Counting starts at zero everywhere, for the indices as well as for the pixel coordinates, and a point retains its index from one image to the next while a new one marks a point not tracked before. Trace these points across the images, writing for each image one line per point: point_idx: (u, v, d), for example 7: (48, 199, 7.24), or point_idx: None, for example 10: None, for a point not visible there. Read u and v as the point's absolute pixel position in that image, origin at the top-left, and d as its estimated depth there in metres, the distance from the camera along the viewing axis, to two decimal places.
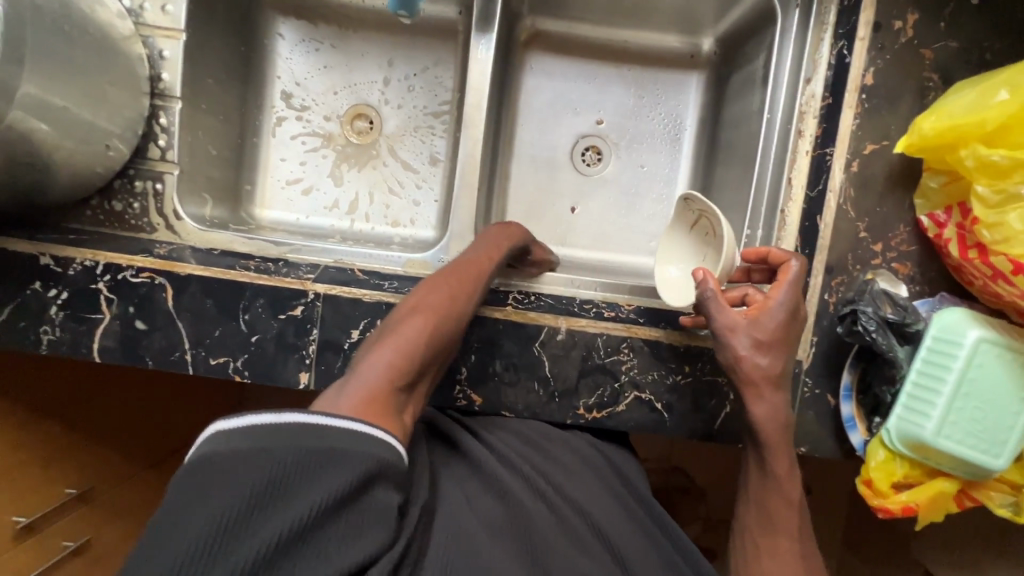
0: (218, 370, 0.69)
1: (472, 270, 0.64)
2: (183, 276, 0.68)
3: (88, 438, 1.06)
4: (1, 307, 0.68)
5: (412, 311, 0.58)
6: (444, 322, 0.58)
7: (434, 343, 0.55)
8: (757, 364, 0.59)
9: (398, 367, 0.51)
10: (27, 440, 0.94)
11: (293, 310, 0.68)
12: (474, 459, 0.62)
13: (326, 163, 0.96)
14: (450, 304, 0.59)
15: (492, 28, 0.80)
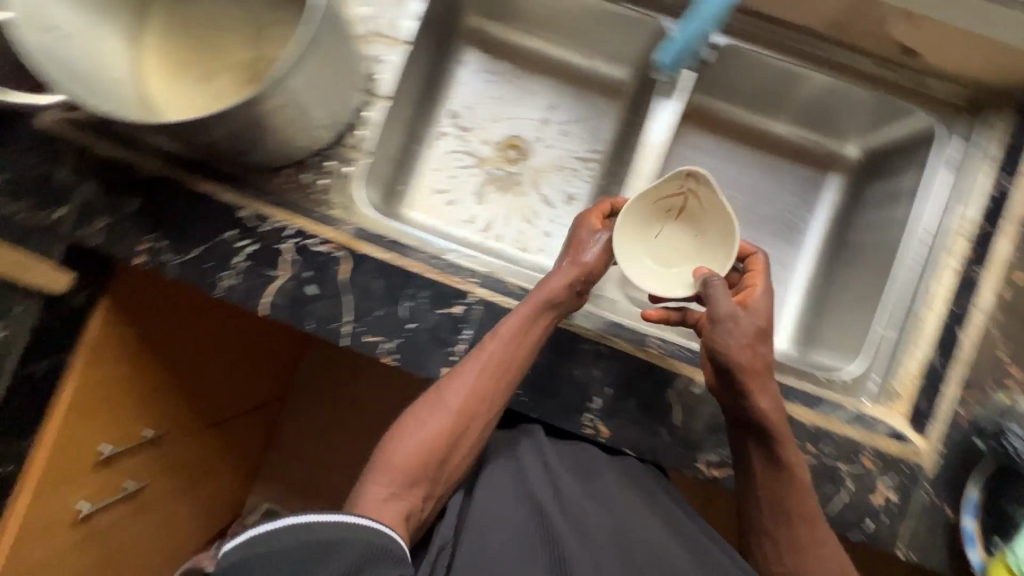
0: (369, 347, 0.72)
1: (466, 359, 0.70)
2: (363, 254, 0.73)
3: (174, 383, 1.10)
4: (193, 246, 0.73)
5: (420, 414, 0.70)
6: (428, 429, 0.68)
7: (420, 451, 0.67)
8: (756, 352, 0.66)
9: (394, 477, 0.66)
10: (135, 373, 0.98)
11: (453, 308, 0.73)
12: (507, 466, 0.73)
13: (473, 181, 1.02)
14: (438, 409, 0.69)
15: (675, 95, 0.84)
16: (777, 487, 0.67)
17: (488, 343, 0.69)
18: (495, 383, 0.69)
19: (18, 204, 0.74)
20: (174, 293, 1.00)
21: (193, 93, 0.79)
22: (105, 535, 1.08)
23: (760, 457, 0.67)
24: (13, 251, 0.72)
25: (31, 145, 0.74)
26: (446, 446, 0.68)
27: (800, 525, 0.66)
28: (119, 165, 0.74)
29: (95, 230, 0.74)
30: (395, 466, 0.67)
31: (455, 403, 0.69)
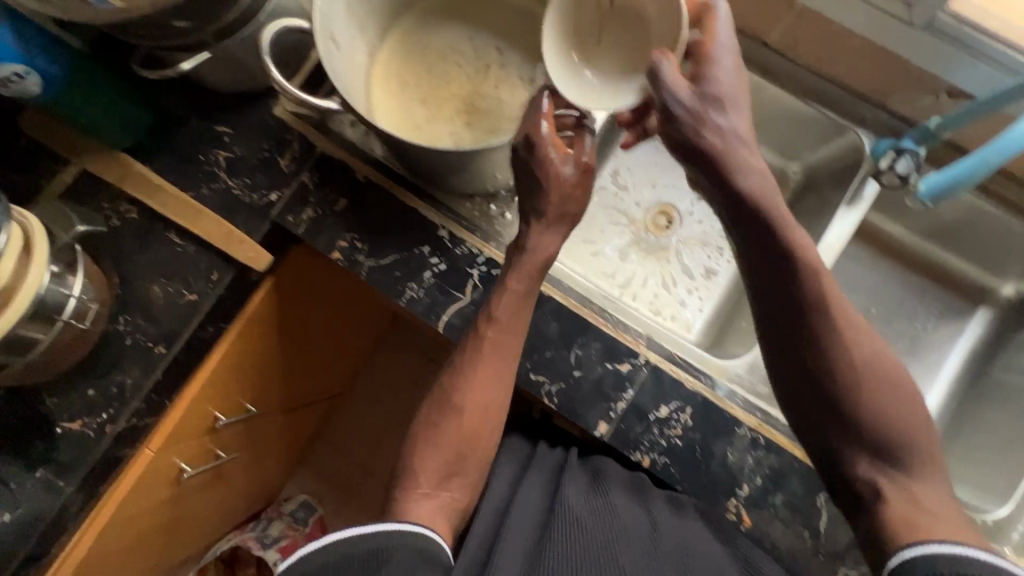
0: (534, 386, 0.74)
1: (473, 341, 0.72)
2: (545, 294, 0.76)
3: (278, 360, 1.12)
4: (388, 253, 0.77)
5: (433, 415, 0.71)
6: (451, 415, 0.70)
7: (447, 437, 0.69)
8: (716, 119, 0.61)
9: (429, 474, 0.67)
10: (260, 347, 1.01)
11: (621, 365, 0.74)
12: (531, 479, 0.75)
13: (621, 238, 1.06)
14: (458, 395, 0.71)
15: (856, 202, 0.83)
16: (790, 279, 0.61)
17: (488, 328, 0.70)
18: (496, 367, 0.70)
19: (239, 180, 0.79)
20: (315, 277, 1.03)
21: (405, 102, 0.83)
22: (178, 503, 1.07)
23: (750, 248, 0.62)
24: (228, 224, 0.77)
25: (264, 129, 0.80)
26: (467, 439, 0.69)
27: (819, 316, 0.60)
28: (337, 163, 0.79)
29: (302, 218, 0.78)
30: (422, 469, 0.68)
31: (463, 396, 0.70)
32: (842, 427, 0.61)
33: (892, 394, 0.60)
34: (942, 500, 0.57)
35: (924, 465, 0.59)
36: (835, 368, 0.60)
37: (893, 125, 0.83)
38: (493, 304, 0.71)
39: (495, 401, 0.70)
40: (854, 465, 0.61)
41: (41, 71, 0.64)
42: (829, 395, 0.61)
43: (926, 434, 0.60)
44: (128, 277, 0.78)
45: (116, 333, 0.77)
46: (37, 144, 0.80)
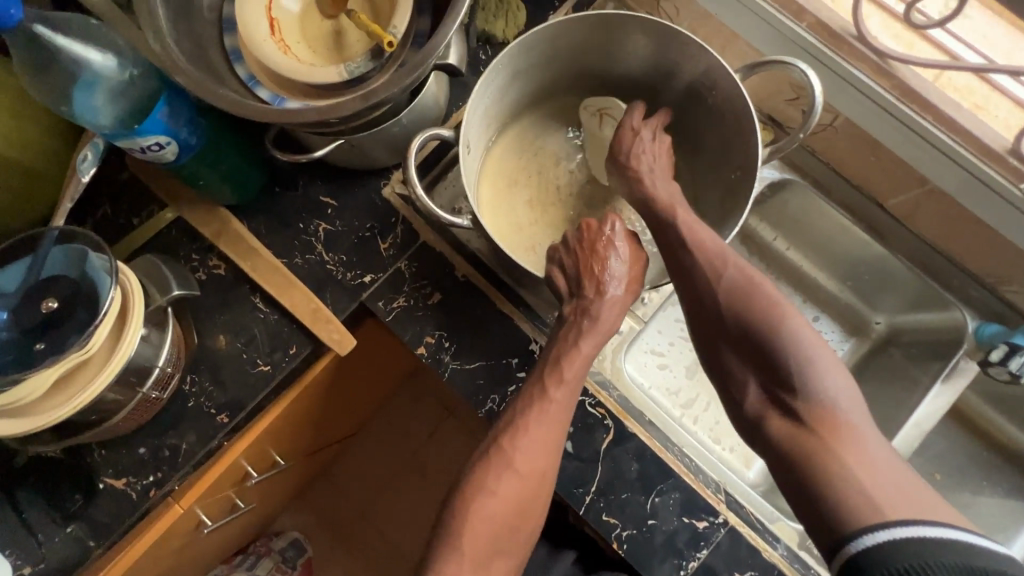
0: (604, 528, 0.70)
1: (522, 402, 0.57)
2: (628, 431, 0.73)
3: (308, 413, 1.00)
4: (475, 359, 0.74)
5: (480, 477, 0.54)
6: (491, 483, 0.53)
7: (485, 510, 0.52)
8: (622, 148, 0.72)
9: (466, 562, 0.51)
10: (306, 409, 0.96)
11: (698, 521, 0.71)
12: None
13: (690, 355, 1.02)
14: (502, 460, 0.54)
15: (946, 376, 0.81)
16: (661, 214, 0.66)
17: (553, 389, 0.57)
18: (559, 432, 0.56)
19: (335, 256, 0.77)
20: (380, 329, 0.86)
21: (512, 203, 0.81)
22: (186, 552, 1.00)
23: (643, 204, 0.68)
24: (317, 300, 0.75)
25: (368, 208, 0.78)
26: (518, 516, 0.54)
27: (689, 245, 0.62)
28: (437, 257, 0.77)
29: (392, 306, 0.76)
30: (462, 549, 0.51)
31: (523, 461, 0.54)
32: (729, 350, 0.57)
33: (766, 307, 0.56)
34: (835, 419, 0.50)
35: (807, 372, 0.52)
36: (702, 287, 0.60)
37: (1000, 311, 0.81)
38: (561, 362, 0.58)
39: (545, 465, 0.55)
40: (746, 397, 0.56)
41: (181, 140, 0.60)
42: (711, 319, 0.59)
43: (799, 337, 0.54)
44: (203, 336, 0.75)
45: (181, 393, 0.74)
46: (137, 181, 0.78)
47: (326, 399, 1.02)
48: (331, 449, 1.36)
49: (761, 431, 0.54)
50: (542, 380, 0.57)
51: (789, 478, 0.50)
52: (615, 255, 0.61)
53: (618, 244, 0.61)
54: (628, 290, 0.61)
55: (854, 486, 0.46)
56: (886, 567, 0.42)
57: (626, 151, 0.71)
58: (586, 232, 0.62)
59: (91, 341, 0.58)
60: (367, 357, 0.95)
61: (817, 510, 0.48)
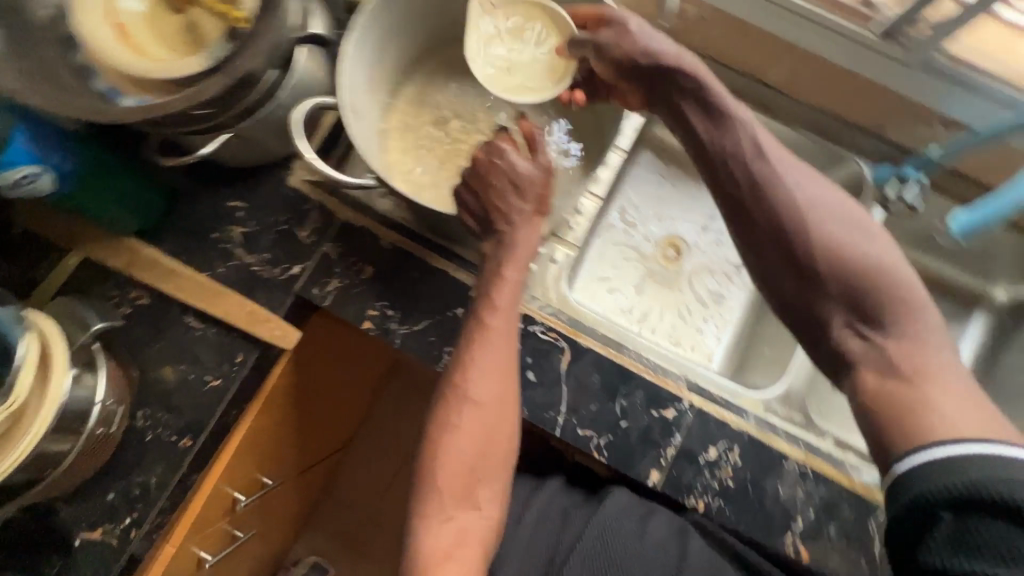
0: (582, 442, 0.73)
1: (467, 339, 0.58)
2: (582, 347, 0.76)
3: (284, 428, 0.99)
4: (422, 319, 0.75)
5: (443, 418, 0.56)
6: (454, 422, 0.55)
7: (453, 447, 0.55)
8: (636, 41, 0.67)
9: (448, 498, 0.54)
10: (279, 423, 0.94)
11: (666, 411, 0.75)
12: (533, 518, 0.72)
13: (633, 273, 1.07)
14: (458, 398, 0.56)
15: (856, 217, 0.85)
16: (729, 127, 0.63)
17: (490, 317, 0.58)
18: (508, 355, 0.57)
19: (258, 256, 0.76)
20: (324, 320, 0.84)
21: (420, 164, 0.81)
22: None
23: (693, 109, 0.65)
24: (251, 303, 0.75)
25: (279, 202, 0.78)
26: (487, 444, 0.56)
27: (764, 168, 0.61)
28: (360, 231, 0.77)
29: (328, 289, 0.76)
30: (441, 486, 0.54)
31: (479, 393, 0.56)
32: (799, 279, 0.60)
33: (846, 236, 0.59)
34: (917, 359, 0.55)
35: (890, 304, 0.57)
36: (781, 211, 0.60)
37: (887, 153, 0.87)
38: (492, 291, 0.59)
39: (502, 390, 0.57)
40: (830, 330, 0.60)
41: (54, 167, 0.59)
42: (783, 244, 0.60)
43: (881, 271, 0.58)
44: (144, 368, 0.74)
45: (135, 429, 0.72)
46: (32, 233, 0.75)
47: (298, 411, 1.00)
48: (323, 463, 1.35)
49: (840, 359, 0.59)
50: (476, 311, 0.57)
51: (873, 416, 0.56)
52: (523, 184, 0.61)
53: (521, 173, 0.61)
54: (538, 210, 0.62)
55: (929, 410, 0.53)
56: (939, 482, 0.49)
57: (638, 51, 0.67)
58: (477, 166, 0.61)
59: (13, 392, 0.56)
60: (326, 356, 0.94)
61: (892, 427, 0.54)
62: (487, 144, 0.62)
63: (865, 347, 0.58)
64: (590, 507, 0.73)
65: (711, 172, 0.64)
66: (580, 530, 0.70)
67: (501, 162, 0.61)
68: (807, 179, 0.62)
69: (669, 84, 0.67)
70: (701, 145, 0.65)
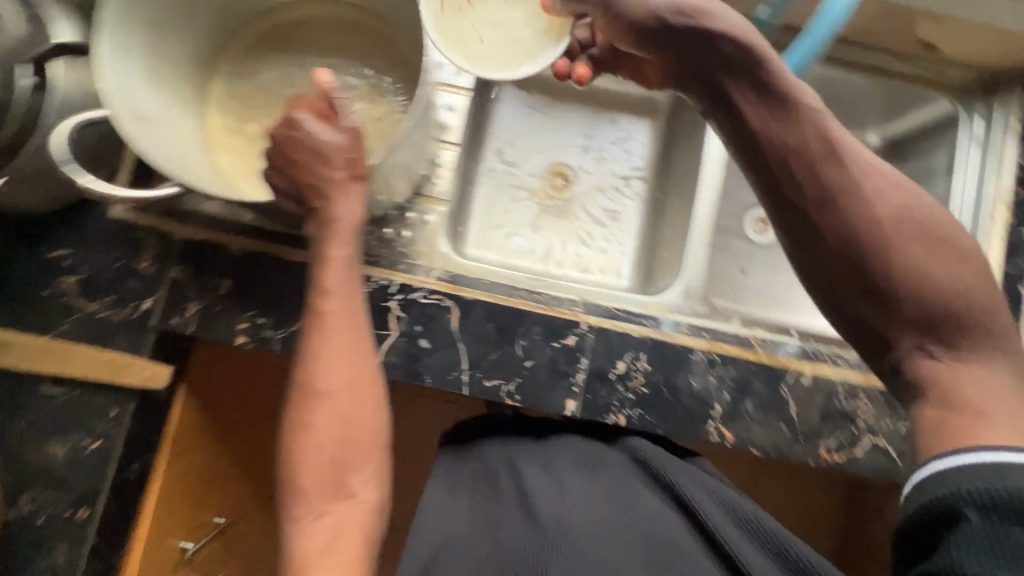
0: (492, 392, 0.72)
1: (308, 331, 0.59)
2: (469, 301, 0.73)
3: (231, 461, 0.96)
4: (296, 317, 0.71)
5: (297, 417, 0.56)
6: (307, 418, 0.56)
7: (313, 442, 0.55)
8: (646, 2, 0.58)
9: (316, 495, 0.54)
10: (211, 459, 0.89)
11: (567, 339, 0.74)
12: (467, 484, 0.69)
13: (527, 212, 1.05)
14: (308, 393, 0.57)
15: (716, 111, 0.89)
16: (789, 119, 0.55)
17: (325, 303, 0.59)
18: (352, 337, 0.59)
19: (101, 302, 0.70)
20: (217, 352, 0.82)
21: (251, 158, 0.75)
22: None
23: (751, 98, 0.56)
24: (107, 351, 0.69)
25: (106, 238, 0.71)
26: (348, 430, 0.57)
27: (832, 167, 0.54)
28: (205, 245, 0.72)
29: (187, 315, 0.70)
30: (307, 486, 0.55)
31: (327, 383, 0.57)
32: (862, 300, 0.54)
33: (920, 255, 0.52)
34: (966, 384, 0.50)
35: (962, 323, 0.51)
36: (850, 222, 0.53)
37: None
38: (320, 274, 0.59)
39: (351, 373, 0.58)
40: (894, 348, 0.54)
41: None
42: (846, 257, 0.54)
43: (952, 288, 0.51)
44: (13, 451, 0.68)
45: (23, 516, 0.67)
46: None
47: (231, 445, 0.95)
48: None
49: (903, 381, 0.54)
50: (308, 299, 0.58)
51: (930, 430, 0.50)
52: (332, 151, 0.58)
53: (323, 140, 0.57)
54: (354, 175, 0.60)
55: (977, 429, 0.47)
56: (970, 479, 0.43)
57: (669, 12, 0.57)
58: (277, 147, 0.58)
59: None
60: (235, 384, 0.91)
61: (938, 433, 0.49)
62: (286, 117, 0.58)
63: (941, 370, 0.51)
64: (538, 454, 0.71)
65: (752, 172, 0.57)
66: (534, 486, 0.65)
67: (301, 134, 0.58)
68: (889, 183, 0.53)
69: (708, 56, 0.57)
70: (761, 145, 0.56)
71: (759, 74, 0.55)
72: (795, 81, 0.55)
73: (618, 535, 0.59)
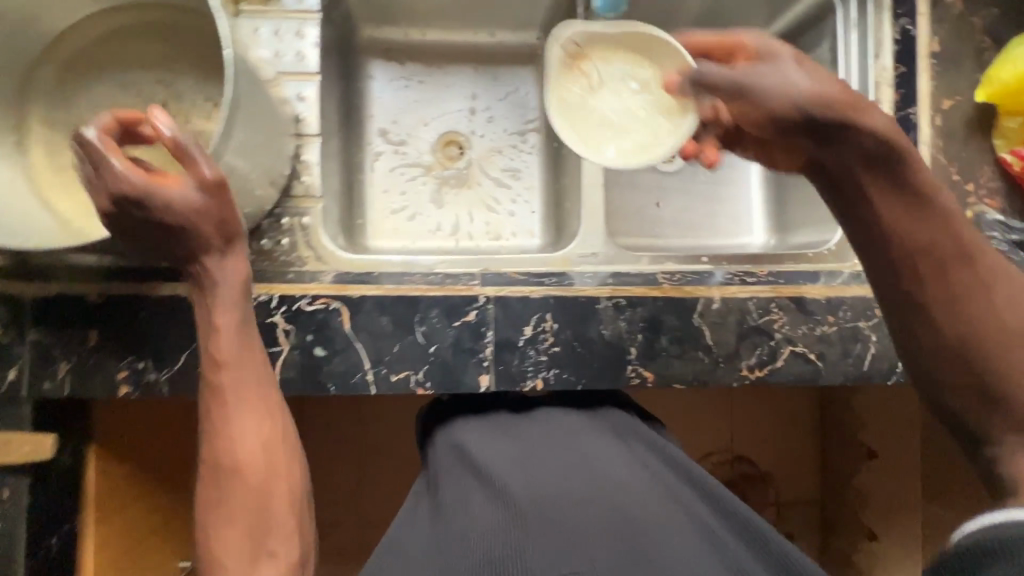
0: (401, 385, 0.70)
1: (209, 406, 0.60)
2: (358, 298, 0.70)
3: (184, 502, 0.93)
4: (177, 353, 0.67)
5: (211, 490, 0.60)
6: (222, 491, 0.60)
7: (229, 514, 0.59)
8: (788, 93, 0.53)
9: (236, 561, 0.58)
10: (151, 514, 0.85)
11: (468, 316, 0.71)
12: (446, 468, 0.68)
13: (426, 189, 1.00)
14: (221, 464, 0.60)
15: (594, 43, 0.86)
16: (931, 216, 0.54)
17: (218, 376, 0.60)
18: (254, 395, 0.61)
19: None
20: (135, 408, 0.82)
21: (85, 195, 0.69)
22: None
23: (891, 193, 0.54)
24: None
25: None
26: (261, 495, 0.60)
27: (961, 270, 0.54)
28: (62, 300, 0.67)
29: (61, 376, 0.66)
30: (227, 555, 0.58)
31: (236, 454, 0.60)
32: (965, 392, 0.55)
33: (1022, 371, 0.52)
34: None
35: None
36: (964, 322, 0.54)
37: None
38: (209, 347, 0.60)
39: (258, 439, 0.61)
40: (997, 443, 0.54)
41: None
42: (955, 355, 0.55)
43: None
44: None
45: None
46: None
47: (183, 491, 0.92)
48: None
49: (999, 480, 0.53)
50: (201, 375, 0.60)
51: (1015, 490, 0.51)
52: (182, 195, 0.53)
53: (175, 198, 0.53)
54: (229, 237, 0.59)
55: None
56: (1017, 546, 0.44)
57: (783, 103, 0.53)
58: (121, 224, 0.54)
59: None
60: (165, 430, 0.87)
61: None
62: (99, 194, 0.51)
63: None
64: (519, 429, 0.71)
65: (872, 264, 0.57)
66: (504, 466, 0.64)
67: (148, 207, 0.53)
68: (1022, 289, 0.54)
69: (845, 151, 0.53)
70: (887, 237, 0.55)
71: (901, 169, 0.53)
72: (929, 174, 0.54)
73: (592, 506, 0.58)
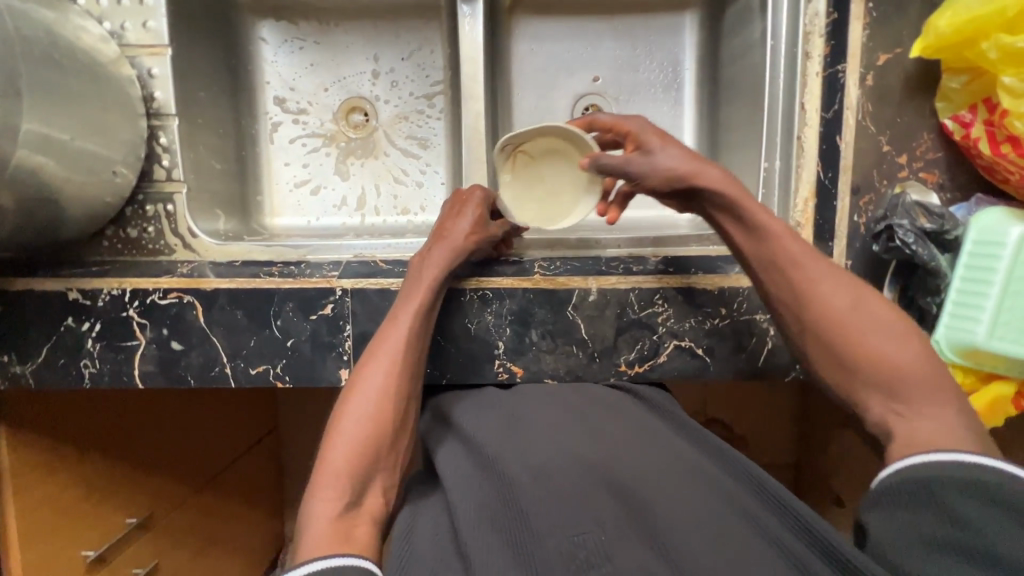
0: (260, 378, 0.69)
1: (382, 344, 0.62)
2: (211, 291, 0.68)
3: (131, 467, 1.00)
4: (38, 347, 0.69)
5: (336, 425, 0.58)
6: (348, 421, 0.58)
7: (356, 445, 0.56)
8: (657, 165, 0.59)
9: (334, 490, 0.53)
10: (93, 479, 0.93)
11: (324, 309, 0.69)
12: (453, 439, 0.64)
13: (330, 161, 0.94)
14: (365, 398, 0.59)
15: None
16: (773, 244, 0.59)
17: (400, 317, 0.63)
18: (402, 353, 0.61)
19: None
20: (61, 397, 0.88)
21: None
22: None
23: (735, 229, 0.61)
24: None
25: None
26: (382, 437, 0.58)
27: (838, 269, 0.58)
28: None
29: None
30: (329, 490, 0.53)
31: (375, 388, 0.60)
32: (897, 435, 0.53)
33: (875, 340, 0.54)
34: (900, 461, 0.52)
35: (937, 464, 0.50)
36: (818, 311, 0.56)
37: None
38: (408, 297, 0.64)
39: (397, 381, 0.61)
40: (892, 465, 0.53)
41: None
42: (816, 335, 0.57)
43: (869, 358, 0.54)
44: None
45: None
46: None
47: (128, 453, 0.99)
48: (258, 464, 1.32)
49: None
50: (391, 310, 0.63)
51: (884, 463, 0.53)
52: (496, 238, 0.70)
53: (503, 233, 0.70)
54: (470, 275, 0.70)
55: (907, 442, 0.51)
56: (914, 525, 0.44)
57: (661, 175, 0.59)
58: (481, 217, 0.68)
59: None
60: (101, 405, 0.94)
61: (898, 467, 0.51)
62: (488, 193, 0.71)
63: (910, 427, 0.51)
64: (527, 396, 0.67)
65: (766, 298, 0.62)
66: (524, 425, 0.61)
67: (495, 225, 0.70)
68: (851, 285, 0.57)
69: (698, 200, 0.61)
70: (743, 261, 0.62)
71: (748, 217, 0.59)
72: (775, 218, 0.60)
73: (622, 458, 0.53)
